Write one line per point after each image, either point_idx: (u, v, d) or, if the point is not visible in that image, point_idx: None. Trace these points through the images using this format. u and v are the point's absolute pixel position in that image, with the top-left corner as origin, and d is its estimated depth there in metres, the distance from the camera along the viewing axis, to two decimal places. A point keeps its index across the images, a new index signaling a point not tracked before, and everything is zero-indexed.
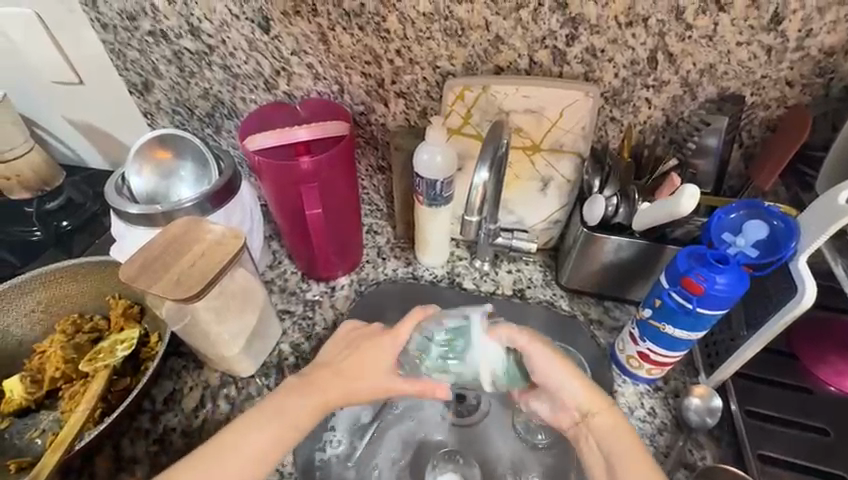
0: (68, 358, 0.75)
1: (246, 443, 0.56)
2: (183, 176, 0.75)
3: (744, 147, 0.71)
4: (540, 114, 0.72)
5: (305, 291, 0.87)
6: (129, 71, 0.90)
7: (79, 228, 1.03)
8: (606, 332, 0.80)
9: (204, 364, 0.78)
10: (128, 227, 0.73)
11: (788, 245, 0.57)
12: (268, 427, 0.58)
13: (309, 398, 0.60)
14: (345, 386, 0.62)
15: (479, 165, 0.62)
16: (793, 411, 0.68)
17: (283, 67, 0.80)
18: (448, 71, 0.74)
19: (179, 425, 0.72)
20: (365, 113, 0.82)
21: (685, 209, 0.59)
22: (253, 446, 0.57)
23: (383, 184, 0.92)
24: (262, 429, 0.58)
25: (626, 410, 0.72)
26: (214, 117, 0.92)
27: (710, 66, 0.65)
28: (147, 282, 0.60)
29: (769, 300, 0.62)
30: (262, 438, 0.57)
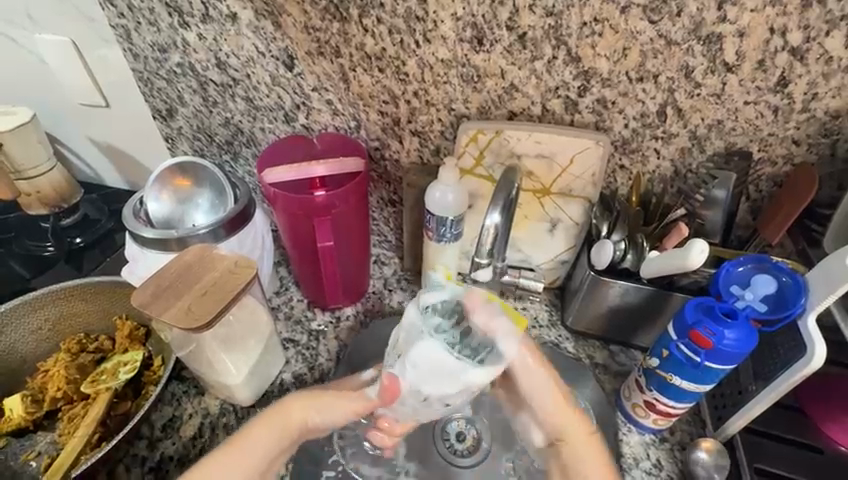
0: (70, 379, 0.75)
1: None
2: (200, 203, 0.77)
3: (751, 200, 0.72)
4: (551, 159, 0.73)
5: (310, 320, 0.87)
6: (155, 98, 0.93)
7: (91, 245, 1.04)
8: (611, 378, 0.80)
9: (205, 391, 0.77)
10: (142, 250, 0.74)
11: (798, 302, 0.57)
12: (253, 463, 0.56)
13: (281, 427, 0.58)
14: (305, 419, 0.59)
15: (491, 208, 0.64)
16: (804, 471, 0.66)
17: (303, 102, 0.83)
18: (463, 114, 0.76)
19: (176, 453, 0.71)
20: (379, 148, 0.85)
21: (695, 263, 0.59)
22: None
23: (393, 216, 0.93)
24: (248, 452, 0.56)
25: (631, 461, 0.71)
26: (232, 145, 0.94)
27: (718, 122, 0.67)
28: (160, 308, 0.60)
29: (779, 358, 0.61)
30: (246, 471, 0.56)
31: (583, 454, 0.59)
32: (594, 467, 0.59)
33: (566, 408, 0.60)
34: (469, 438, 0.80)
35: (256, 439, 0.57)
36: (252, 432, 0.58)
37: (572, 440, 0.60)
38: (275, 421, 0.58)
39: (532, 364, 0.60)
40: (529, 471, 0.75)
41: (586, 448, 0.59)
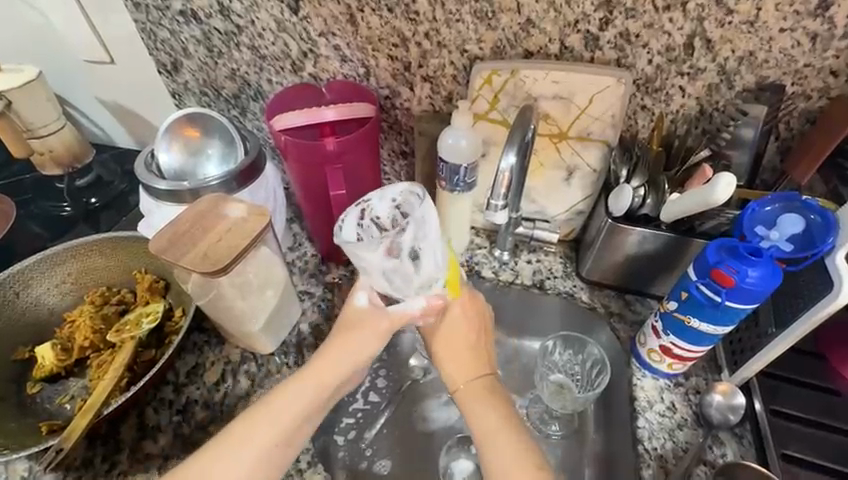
0: (96, 329, 0.77)
1: (254, 443, 0.55)
2: (210, 154, 0.76)
3: (781, 140, 0.68)
4: (569, 100, 0.70)
5: (325, 273, 0.88)
6: (160, 51, 0.91)
7: (107, 205, 1.06)
8: (626, 327, 0.79)
9: (226, 341, 0.79)
10: (156, 203, 0.75)
11: (825, 240, 0.55)
12: (273, 429, 0.56)
13: (319, 374, 0.59)
14: (346, 362, 0.60)
15: (507, 150, 0.62)
16: (821, 413, 0.66)
17: (311, 48, 0.80)
18: (477, 55, 0.73)
19: (201, 398, 0.73)
20: (389, 97, 0.82)
21: (721, 199, 0.57)
22: (261, 446, 0.56)
23: (405, 169, 0.92)
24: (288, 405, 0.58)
25: (644, 404, 0.71)
26: (240, 98, 0.93)
27: (749, 54, 0.63)
28: (176, 255, 0.60)
29: (801, 299, 0.60)
30: (271, 434, 0.56)
31: (474, 402, 0.60)
32: (482, 414, 0.59)
33: (464, 366, 0.62)
34: None
35: (284, 400, 0.58)
36: (280, 394, 0.58)
37: (459, 383, 0.62)
38: (307, 382, 0.59)
39: (456, 317, 0.64)
40: (544, 416, 0.79)
41: (474, 398, 0.60)
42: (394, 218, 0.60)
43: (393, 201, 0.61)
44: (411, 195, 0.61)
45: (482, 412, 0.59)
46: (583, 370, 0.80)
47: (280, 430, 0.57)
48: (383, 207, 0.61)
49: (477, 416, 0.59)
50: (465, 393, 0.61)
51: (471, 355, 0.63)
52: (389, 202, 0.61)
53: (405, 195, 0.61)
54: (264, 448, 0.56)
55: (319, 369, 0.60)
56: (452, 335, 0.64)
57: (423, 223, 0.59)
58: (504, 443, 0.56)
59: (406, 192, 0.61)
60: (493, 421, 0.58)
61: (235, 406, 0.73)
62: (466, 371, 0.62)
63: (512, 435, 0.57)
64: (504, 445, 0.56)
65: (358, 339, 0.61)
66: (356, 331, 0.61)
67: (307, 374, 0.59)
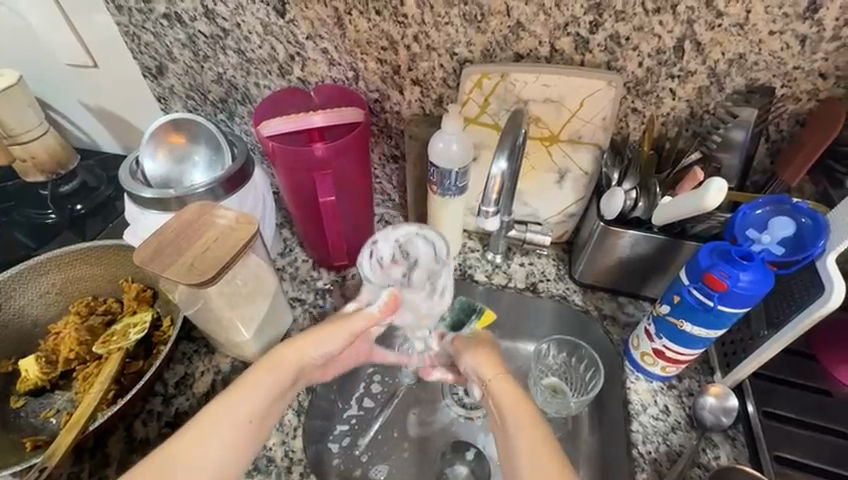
0: (82, 340, 0.76)
1: (215, 440, 0.53)
2: (197, 161, 0.75)
3: (770, 142, 0.69)
4: (559, 103, 0.70)
5: (316, 279, 0.87)
6: (144, 55, 0.90)
7: (93, 212, 1.04)
8: (619, 329, 0.79)
9: (215, 350, 0.78)
10: (141, 211, 0.73)
11: (816, 243, 0.55)
12: (233, 426, 0.54)
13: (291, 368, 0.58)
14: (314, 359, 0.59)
15: (498, 154, 0.60)
16: (812, 414, 0.66)
17: (298, 52, 0.79)
18: (466, 58, 0.72)
19: (191, 409, 0.72)
20: (379, 100, 0.81)
21: (712, 204, 0.57)
22: (230, 437, 0.54)
23: (396, 173, 0.91)
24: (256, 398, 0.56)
25: (638, 407, 0.71)
26: (227, 103, 0.91)
27: (739, 57, 0.63)
28: (160, 266, 0.59)
29: (791, 301, 0.60)
30: (240, 425, 0.54)
31: (500, 388, 0.60)
32: (511, 400, 0.58)
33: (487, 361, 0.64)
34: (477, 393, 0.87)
35: (251, 388, 0.56)
36: (249, 383, 0.56)
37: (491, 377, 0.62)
38: (270, 368, 0.57)
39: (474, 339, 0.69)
40: (539, 419, 0.79)
41: (502, 384, 0.60)
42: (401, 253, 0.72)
43: (400, 240, 0.72)
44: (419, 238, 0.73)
45: (513, 400, 0.58)
46: (576, 373, 0.80)
47: (240, 427, 0.54)
48: (389, 246, 0.72)
49: (501, 396, 0.59)
50: (497, 382, 0.60)
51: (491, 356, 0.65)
52: (398, 243, 0.72)
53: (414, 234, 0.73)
54: (227, 444, 0.54)
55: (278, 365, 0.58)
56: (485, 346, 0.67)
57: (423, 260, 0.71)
58: (529, 435, 0.54)
59: (409, 233, 0.73)
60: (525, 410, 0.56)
61: None
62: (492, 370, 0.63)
63: (536, 432, 0.54)
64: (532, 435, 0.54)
65: (316, 340, 0.59)
66: (316, 336, 0.59)
67: (262, 369, 0.57)
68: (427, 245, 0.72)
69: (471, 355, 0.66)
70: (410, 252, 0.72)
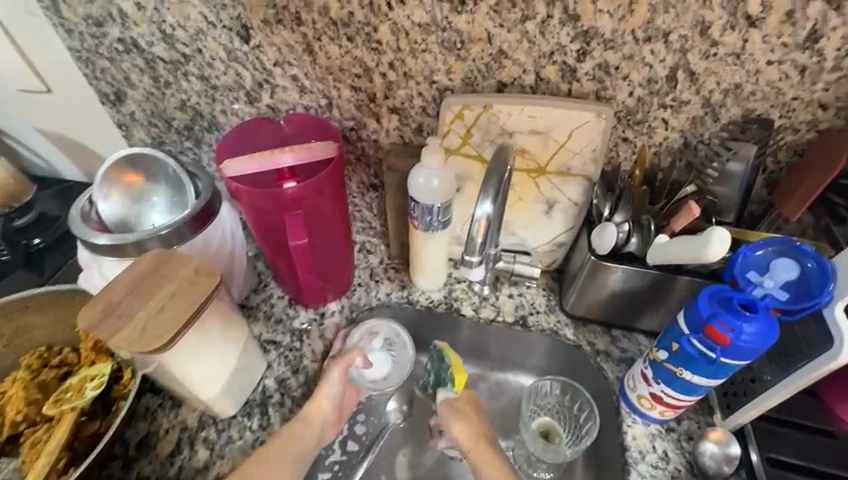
0: (31, 399, 0.69)
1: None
2: (157, 202, 0.69)
3: (768, 172, 0.65)
4: (546, 135, 0.65)
5: (292, 318, 0.82)
6: (100, 81, 0.83)
7: (52, 246, 0.96)
8: (614, 366, 0.75)
9: (181, 403, 0.72)
10: (95, 257, 0.67)
11: (823, 289, 0.51)
12: (284, 470, 0.61)
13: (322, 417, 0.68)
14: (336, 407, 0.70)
15: (482, 197, 0.55)
16: (818, 458, 0.63)
17: (266, 79, 0.74)
18: (446, 86, 0.67)
19: (154, 473, 0.66)
20: (355, 128, 0.76)
21: (714, 256, 0.54)
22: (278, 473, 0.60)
23: (376, 202, 0.86)
24: (298, 447, 0.64)
25: (636, 455, 0.67)
26: (192, 130, 0.85)
27: (735, 86, 0.59)
28: (109, 331, 0.52)
29: (794, 345, 0.56)
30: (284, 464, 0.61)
31: (485, 463, 0.63)
32: (492, 472, 0.62)
33: (467, 429, 0.67)
34: None
35: (295, 435, 0.64)
36: (292, 431, 0.65)
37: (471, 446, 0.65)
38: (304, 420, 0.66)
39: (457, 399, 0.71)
40: (533, 464, 0.75)
41: (486, 459, 0.63)
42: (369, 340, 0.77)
43: (367, 326, 0.78)
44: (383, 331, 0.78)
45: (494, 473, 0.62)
46: (571, 413, 0.76)
47: (291, 473, 0.61)
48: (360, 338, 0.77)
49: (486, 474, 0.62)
50: (479, 455, 0.64)
51: (475, 424, 0.68)
52: (362, 331, 0.77)
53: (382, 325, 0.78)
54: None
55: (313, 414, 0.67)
56: (469, 409, 0.70)
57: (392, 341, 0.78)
58: None
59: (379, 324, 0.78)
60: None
61: None
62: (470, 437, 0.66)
63: None
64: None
65: (331, 387, 0.70)
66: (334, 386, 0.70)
67: (294, 427, 0.65)
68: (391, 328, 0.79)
69: (452, 410, 0.69)
70: (375, 334, 0.78)
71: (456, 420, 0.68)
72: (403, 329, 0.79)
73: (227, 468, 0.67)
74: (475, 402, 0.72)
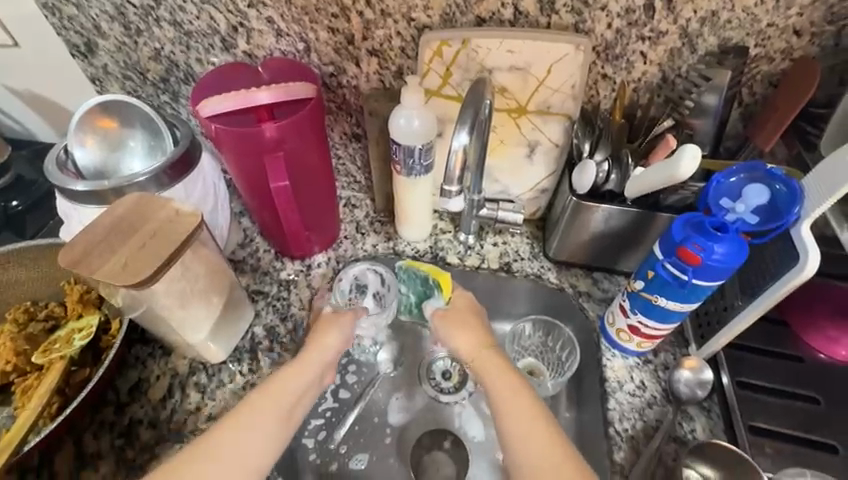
0: (20, 350, 0.69)
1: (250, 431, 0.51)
2: (134, 147, 0.68)
3: (744, 106, 0.66)
4: (526, 71, 0.65)
5: (279, 270, 0.82)
6: (69, 31, 0.80)
7: (32, 208, 0.95)
8: (595, 306, 0.77)
9: (171, 352, 0.73)
10: (75, 206, 0.66)
11: (791, 211, 0.53)
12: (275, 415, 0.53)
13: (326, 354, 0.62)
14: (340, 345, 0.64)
15: (459, 127, 0.55)
16: (785, 380, 0.66)
17: (241, 22, 0.72)
18: (425, 24, 0.66)
19: (146, 416, 0.67)
20: (335, 74, 0.75)
21: (685, 172, 0.54)
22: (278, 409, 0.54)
23: (359, 152, 0.86)
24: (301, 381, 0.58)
25: (615, 385, 0.70)
26: (169, 82, 0.83)
27: (712, 14, 0.59)
28: (91, 267, 0.53)
29: (765, 270, 0.59)
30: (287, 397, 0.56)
31: (488, 363, 0.60)
32: (493, 370, 0.59)
33: (466, 334, 0.65)
34: (455, 375, 0.83)
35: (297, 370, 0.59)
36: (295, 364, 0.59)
37: (471, 351, 0.63)
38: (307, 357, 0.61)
39: (457, 308, 0.69)
40: None
41: (486, 361, 0.61)
42: (356, 288, 0.79)
43: (354, 276, 0.79)
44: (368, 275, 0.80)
45: (494, 372, 0.59)
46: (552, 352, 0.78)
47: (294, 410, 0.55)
48: (347, 283, 0.78)
49: (489, 375, 0.59)
50: (479, 358, 0.61)
51: (475, 330, 0.65)
52: (350, 280, 0.79)
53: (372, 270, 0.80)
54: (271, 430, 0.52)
55: (307, 360, 0.60)
56: (466, 316, 0.68)
57: (376, 284, 0.80)
58: (520, 403, 0.54)
59: (364, 269, 0.79)
60: (504, 377, 0.58)
61: (184, 423, 0.67)
62: (472, 341, 0.64)
63: (524, 399, 0.55)
64: (515, 396, 0.55)
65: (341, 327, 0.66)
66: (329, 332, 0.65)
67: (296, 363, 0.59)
68: (377, 275, 0.80)
69: (446, 319, 0.68)
70: (364, 286, 0.80)
71: (450, 328, 0.66)
72: (388, 274, 0.80)
73: (219, 409, 0.69)
74: (471, 309, 0.69)
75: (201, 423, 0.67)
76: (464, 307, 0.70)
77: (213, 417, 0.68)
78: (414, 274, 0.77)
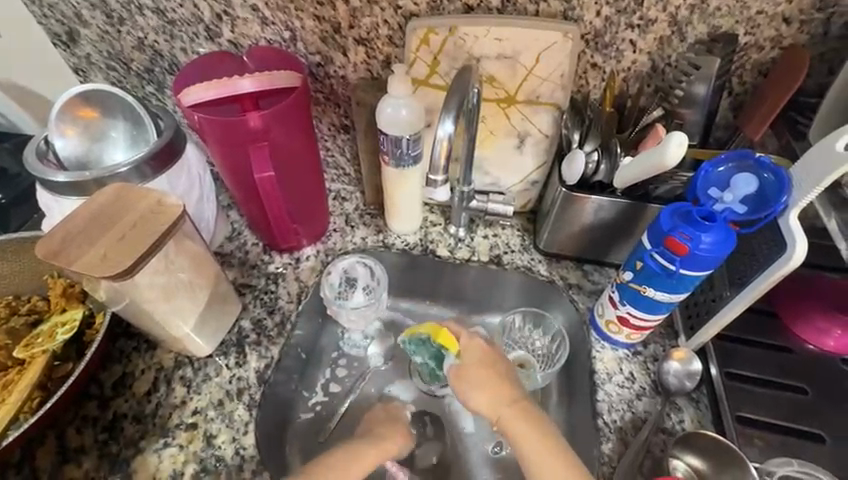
0: (1, 345, 0.68)
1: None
2: (116, 138, 0.67)
3: (734, 95, 0.66)
4: (514, 60, 0.65)
5: (267, 263, 0.81)
6: (49, 19, 0.79)
7: (14, 200, 0.93)
8: (585, 298, 0.77)
9: (156, 346, 0.72)
10: (55, 198, 0.65)
11: (779, 199, 0.53)
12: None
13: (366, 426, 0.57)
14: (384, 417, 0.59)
15: (444, 116, 0.54)
16: (773, 370, 0.66)
17: (225, 10, 0.70)
18: (412, 12, 0.65)
19: (131, 410, 0.67)
20: (321, 64, 0.74)
21: (672, 161, 0.54)
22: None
23: (348, 144, 0.85)
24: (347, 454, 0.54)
25: (604, 376, 0.69)
26: (153, 72, 0.82)
27: (701, 2, 0.58)
28: (68, 258, 0.52)
29: (753, 260, 0.58)
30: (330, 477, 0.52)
31: (522, 434, 0.57)
32: (528, 442, 0.57)
33: (491, 397, 0.61)
34: None
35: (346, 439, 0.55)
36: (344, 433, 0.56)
37: (500, 414, 0.60)
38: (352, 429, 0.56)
39: (471, 361, 0.64)
40: None
41: (520, 430, 0.58)
42: (346, 281, 0.78)
43: (343, 270, 0.78)
44: (357, 267, 0.78)
45: (529, 441, 0.57)
46: (544, 345, 0.77)
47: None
48: (337, 277, 0.77)
49: (526, 444, 0.57)
50: (512, 426, 0.58)
51: (500, 388, 0.61)
52: (340, 274, 0.78)
53: (361, 263, 0.79)
54: None
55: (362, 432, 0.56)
56: (486, 372, 0.63)
57: (366, 278, 0.78)
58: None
59: (353, 262, 0.78)
60: (540, 445, 0.56)
61: (169, 416, 0.66)
62: (498, 404, 0.60)
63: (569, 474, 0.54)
64: (557, 468, 0.54)
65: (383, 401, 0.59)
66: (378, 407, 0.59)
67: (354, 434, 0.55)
68: (366, 268, 0.79)
69: (464, 378, 0.63)
70: (353, 280, 0.78)
71: (471, 391, 0.62)
72: (377, 267, 0.79)
73: (204, 403, 0.68)
74: (486, 359, 0.65)
75: (187, 417, 0.67)
76: (478, 358, 0.65)
77: (200, 412, 0.67)
78: (419, 340, 0.71)
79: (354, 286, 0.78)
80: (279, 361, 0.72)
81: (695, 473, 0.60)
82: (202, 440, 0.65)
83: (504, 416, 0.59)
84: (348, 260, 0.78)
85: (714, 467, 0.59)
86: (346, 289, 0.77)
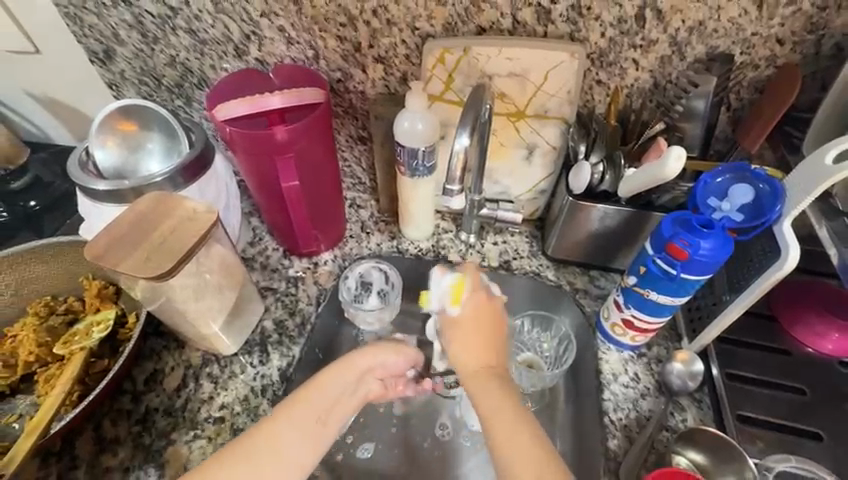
0: (42, 342, 0.73)
1: (283, 443, 0.54)
2: (152, 149, 0.71)
3: (732, 110, 0.70)
4: (523, 77, 0.69)
5: (287, 267, 0.85)
6: (89, 39, 0.84)
7: (49, 207, 0.98)
8: (591, 302, 0.80)
9: (185, 344, 0.76)
10: (95, 205, 0.70)
11: (773, 208, 0.56)
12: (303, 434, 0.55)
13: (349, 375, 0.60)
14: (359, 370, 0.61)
15: (460, 131, 0.59)
16: (773, 372, 0.69)
17: (253, 30, 0.76)
18: (428, 32, 0.70)
19: (162, 405, 0.71)
20: (342, 80, 0.79)
21: (671, 173, 0.57)
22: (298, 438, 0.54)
23: (365, 155, 0.89)
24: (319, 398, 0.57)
25: (610, 376, 0.73)
26: (183, 87, 0.87)
27: (699, 24, 0.63)
28: (116, 259, 0.56)
29: (750, 266, 0.62)
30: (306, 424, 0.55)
31: (488, 392, 0.54)
32: (488, 400, 0.54)
33: (472, 348, 0.58)
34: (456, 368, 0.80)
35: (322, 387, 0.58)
36: (323, 378, 0.58)
37: (473, 370, 0.57)
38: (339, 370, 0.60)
39: (465, 307, 0.60)
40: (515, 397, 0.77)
41: (482, 385, 0.55)
42: (362, 285, 0.82)
43: (359, 274, 0.82)
44: (372, 272, 0.82)
45: (491, 401, 0.53)
46: (552, 348, 0.80)
47: (310, 436, 0.55)
48: (353, 281, 0.81)
49: (484, 400, 0.54)
50: (479, 382, 0.55)
51: (481, 340, 0.58)
52: (356, 279, 0.81)
53: (377, 268, 0.82)
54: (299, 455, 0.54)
55: (334, 376, 0.59)
56: (471, 321, 0.59)
57: (381, 282, 0.82)
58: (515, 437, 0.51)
59: (369, 266, 0.82)
60: (501, 406, 0.53)
61: (198, 411, 0.70)
62: (478, 357, 0.57)
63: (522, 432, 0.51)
64: (511, 426, 0.51)
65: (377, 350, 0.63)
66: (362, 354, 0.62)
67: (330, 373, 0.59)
68: (380, 272, 0.82)
69: (449, 329, 0.60)
70: (369, 284, 0.82)
71: (454, 341, 0.59)
72: (391, 272, 0.83)
73: (230, 398, 0.72)
74: (480, 306, 0.60)
75: (214, 411, 0.71)
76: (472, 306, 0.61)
77: (226, 406, 0.71)
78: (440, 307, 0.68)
79: (370, 290, 0.82)
80: (300, 360, 0.75)
81: (697, 468, 0.62)
82: (227, 434, 0.69)
83: (474, 372, 0.56)
84: (364, 264, 0.82)
85: (715, 462, 0.62)
86: (362, 293, 0.81)
